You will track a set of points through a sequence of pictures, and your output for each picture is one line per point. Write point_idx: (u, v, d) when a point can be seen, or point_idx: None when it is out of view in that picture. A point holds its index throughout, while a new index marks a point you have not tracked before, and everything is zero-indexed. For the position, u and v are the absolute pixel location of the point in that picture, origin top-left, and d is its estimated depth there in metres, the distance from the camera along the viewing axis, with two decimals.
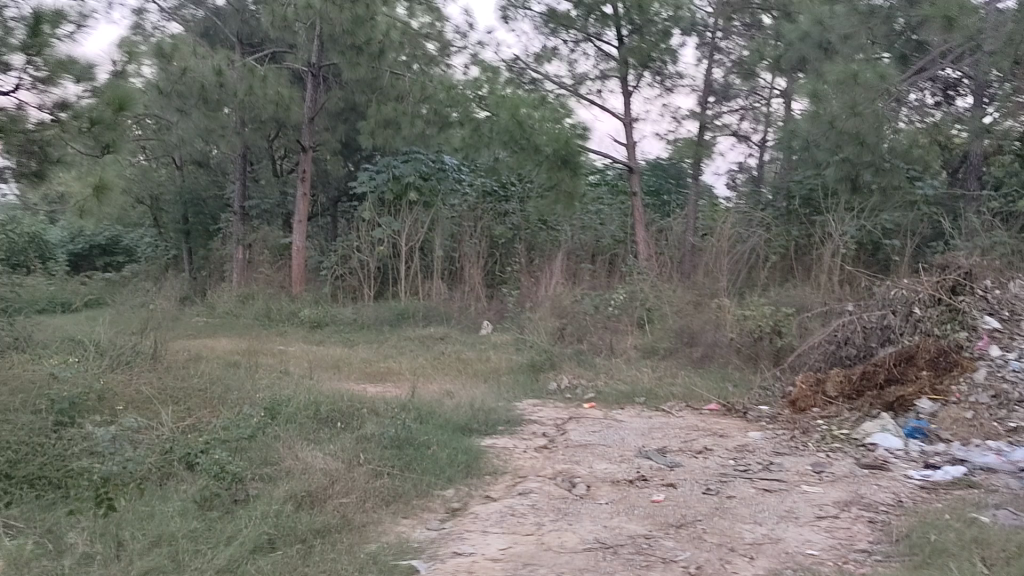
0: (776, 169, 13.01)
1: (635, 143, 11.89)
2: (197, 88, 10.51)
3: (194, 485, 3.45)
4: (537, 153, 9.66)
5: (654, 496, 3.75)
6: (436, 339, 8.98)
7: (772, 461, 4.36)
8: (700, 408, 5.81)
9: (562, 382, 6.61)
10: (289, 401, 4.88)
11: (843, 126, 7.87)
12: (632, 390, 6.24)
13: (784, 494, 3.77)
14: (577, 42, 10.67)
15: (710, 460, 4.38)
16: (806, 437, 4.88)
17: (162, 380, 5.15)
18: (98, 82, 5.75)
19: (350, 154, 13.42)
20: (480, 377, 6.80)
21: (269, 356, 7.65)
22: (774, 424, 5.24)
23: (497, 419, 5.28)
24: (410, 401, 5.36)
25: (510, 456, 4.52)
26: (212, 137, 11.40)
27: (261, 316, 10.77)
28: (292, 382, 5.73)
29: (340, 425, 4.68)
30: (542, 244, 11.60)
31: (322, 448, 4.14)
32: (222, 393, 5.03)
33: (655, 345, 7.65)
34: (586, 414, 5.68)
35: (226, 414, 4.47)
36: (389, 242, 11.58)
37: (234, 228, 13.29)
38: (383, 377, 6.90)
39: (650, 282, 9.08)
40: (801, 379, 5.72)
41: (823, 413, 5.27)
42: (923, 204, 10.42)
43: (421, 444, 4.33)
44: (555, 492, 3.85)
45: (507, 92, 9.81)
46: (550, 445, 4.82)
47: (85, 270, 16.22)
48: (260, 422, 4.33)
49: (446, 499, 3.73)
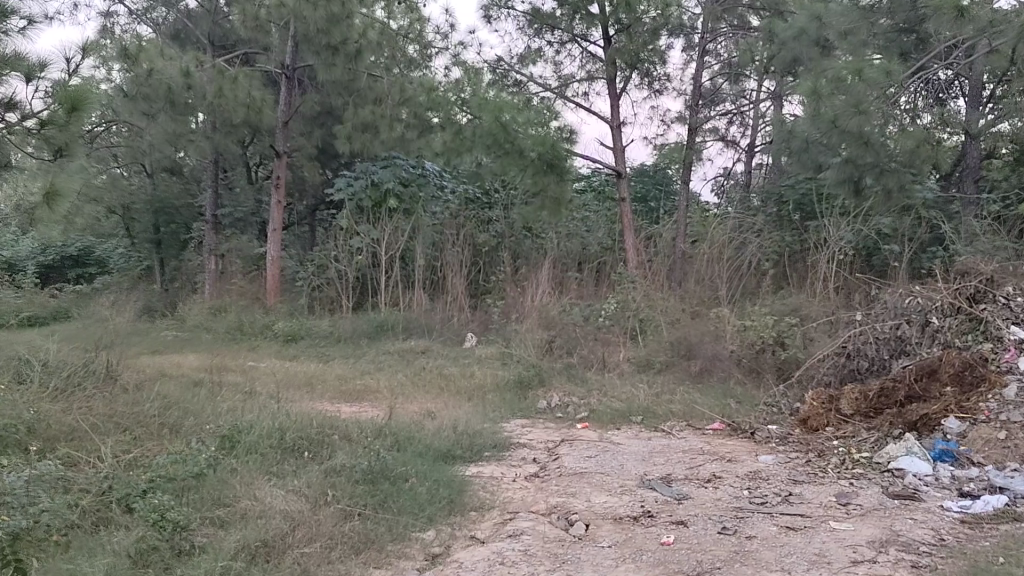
0: (766, 176, 12.65)
1: (623, 148, 11.49)
2: (164, 91, 10.07)
3: (129, 536, 2.96)
4: (521, 157, 9.22)
5: (664, 537, 3.28)
6: (417, 353, 8.49)
7: (792, 491, 3.89)
8: (703, 428, 5.35)
9: (552, 400, 6.13)
10: (253, 427, 4.40)
11: (846, 125, 7.42)
12: (628, 409, 5.77)
13: (811, 534, 3.31)
14: (563, 43, 10.24)
15: (721, 491, 3.91)
16: (825, 461, 4.42)
17: (112, 405, 4.65)
18: (54, 82, 5.38)
19: (327, 161, 12.91)
20: (464, 395, 6.31)
21: (238, 374, 7.16)
22: (786, 446, 4.80)
23: (483, 445, 4.79)
24: (387, 425, 4.87)
25: (497, 487, 4.04)
26: (181, 142, 10.89)
27: (234, 329, 10.24)
28: (257, 404, 5.22)
29: (308, 455, 4.20)
30: (527, 252, 11.14)
31: (284, 484, 3.66)
32: (179, 420, 4.54)
33: (650, 359, 7.17)
34: (580, 436, 5.22)
35: (176, 447, 3.95)
36: (368, 251, 11.00)
37: (207, 237, 12.76)
38: (360, 396, 6.40)
39: (643, 290, 8.64)
40: (812, 397, 5.30)
41: (838, 433, 4.85)
42: (921, 209, 9.95)
43: (398, 477, 3.85)
44: (550, 533, 3.37)
45: (491, 94, 9.35)
46: (541, 474, 4.34)
47: (55, 283, 15.61)
48: (213, 456, 3.83)
49: (424, 544, 3.24)
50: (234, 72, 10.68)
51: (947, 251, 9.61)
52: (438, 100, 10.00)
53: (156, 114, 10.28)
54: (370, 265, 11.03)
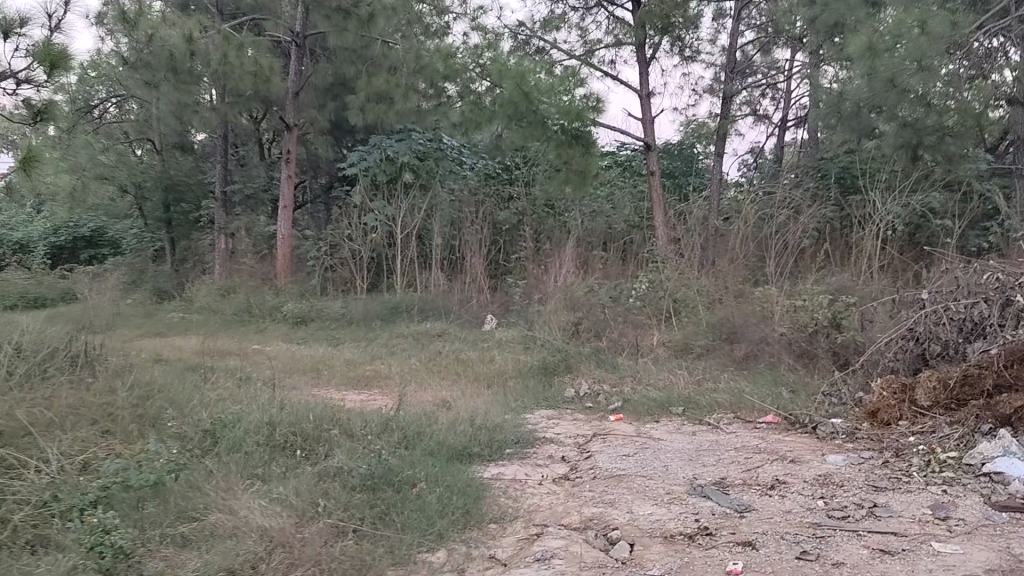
0: (800, 151, 11.92)
1: (652, 119, 10.80)
2: (166, 58, 9.44)
3: (59, 565, 2.40)
4: (545, 127, 8.55)
5: (728, 563, 2.66)
6: (434, 336, 7.89)
7: (876, 502, 3.23)
8: (755, 421, 4.71)
9: (582, 388, 5.52)
10: (240, 420, 3.82)
11: (906, 83, 6.68)
12: (667, 399, 5.12)
13: (912, 559, 2.66)
14: (588, 7, 9.54)
15: (790, 500, 3.27)
16: (905, 463, 3.77)
17: (81, 395, 4.08)
18: (31, 38, 5.13)
19: (342, 136, 12.28)
20: (482, 382, 5.70)
21: (238, 358, 6.60)
22: (856, 444, 4.16)
23: (504, 440, 4.17)
24: (395, 418, 4.24)
25: (521, 493, 3.43)
26: (187, 114, 10.34)
27: (241, 311, 9.68)
28: (249, 393, 4.63)
29: (301, 453, 3.60)
30: (550, 230, 10.47)
31: (267, 492, 3.07)
32: (158, 413, 3.98)
33: (689, 343, 6.51)
34: (614, 430, 4.59)
35: (136, 449, 3.37)
36: (383, 229, 10.40)
37: (216, 215, 12.19)
38: (367, 384, 5.79)
39: (679, 268, 7.97)
40: (881, 385, 4.64)
41: (914, 429, 4.23)
42: (976, 181, 9.17)
43: (403, 481, 3.24)
44: (587, 557, 2.74)
45: (512, 60, 8.62)
46: (572, 476, 3.72)
47: (66, 264, 15.12)
48: (181, 460, 3.25)
49: (433, 570, 2.62)
50: (241, 39, 10.04)
51: (1003, 227, 8.88)
52: (456, 67, 9.20)
53: (159, 84, 9.63)
54: (385, 244, 10.43)
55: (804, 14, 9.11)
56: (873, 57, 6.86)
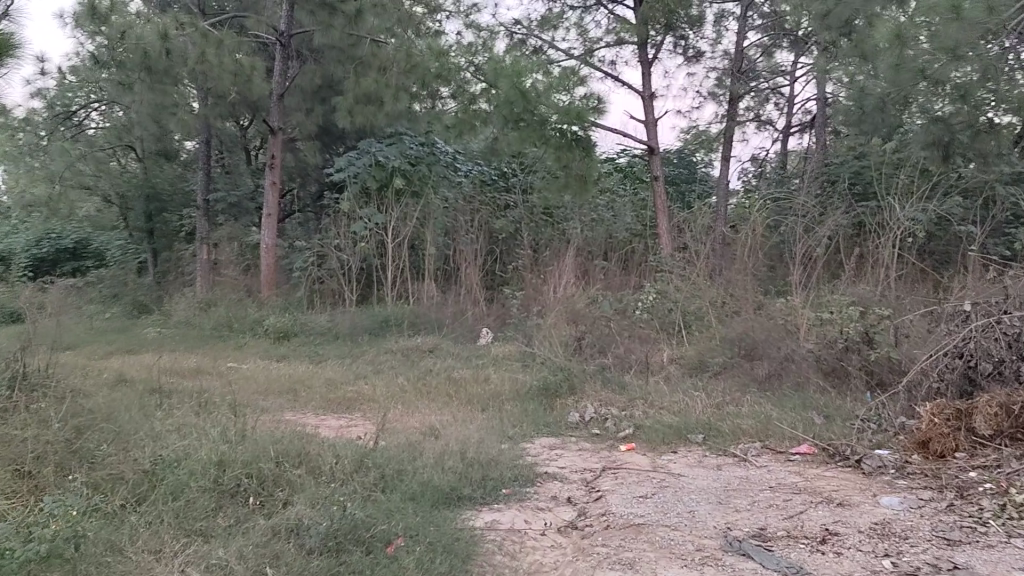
0: (805, 157, 11.39)
1: (655, 122, 10.23)
2: (140, 56, 8.80)
3: None
4: (543, 127, 7.94)
5: None
6: (423, 352, 7.31)
7: (955, 563, 2.65)
8: (787, 453, 4.10)
9: (586, 412, 4.91)
10: (185, 459, 3.22)
11: (938, 75, 6.02)
12: (686, 425, 4.52)
13: None
14: (587, 7, 8.98)
15: (848, 560, 2.68)
16: (975, 507, 3.18)
17: (4, 428, 3.45)
18: None
19: (331, 142, 11.66)
20: (476, 406, 5.11)
21: (212, 379, 6.02)
22: (909, 482, 3.57)
23: (500, 478, 3.57)
24: (373, 453, 3.63)
25: (520, 548, 2.83)
26: (165, 116, 9.53)
27: (220, 326, 9.05)
28: (208, 423, 4.01)
29: (252, 501, 3.01)
30: (549, 238, 9.87)
31: (204, 557, 2.49)
32: (93, 449, 3.37)
33: (705, 361, 5.94)
34: (627, 463, 3.99)
35: (47, 503, 2.77)
36: (372, 239, 9.80)
37: (198, 225, 11.56)
38: (350, 408, 5.17)
39: (688, 277, 7.39)
40: (931, 410, 4.05)
41: (974, 462, 3.65)
42: (1001, 185, 8.60)
43: (376, 538, 2.65)
44: None
45: (508, 57, 8.03)
46: (580, 525, 3.11)
47: (48, 275, 14.49)
48: (96, 521, 2.66)
49: None
50: (221, 36, 9.39)
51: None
52: (450, 66, 8.56)
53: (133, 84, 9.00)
54: (375, 254, 9.83)
55: (815, 8, 8.10)
56: (902, 46, 6.20)
